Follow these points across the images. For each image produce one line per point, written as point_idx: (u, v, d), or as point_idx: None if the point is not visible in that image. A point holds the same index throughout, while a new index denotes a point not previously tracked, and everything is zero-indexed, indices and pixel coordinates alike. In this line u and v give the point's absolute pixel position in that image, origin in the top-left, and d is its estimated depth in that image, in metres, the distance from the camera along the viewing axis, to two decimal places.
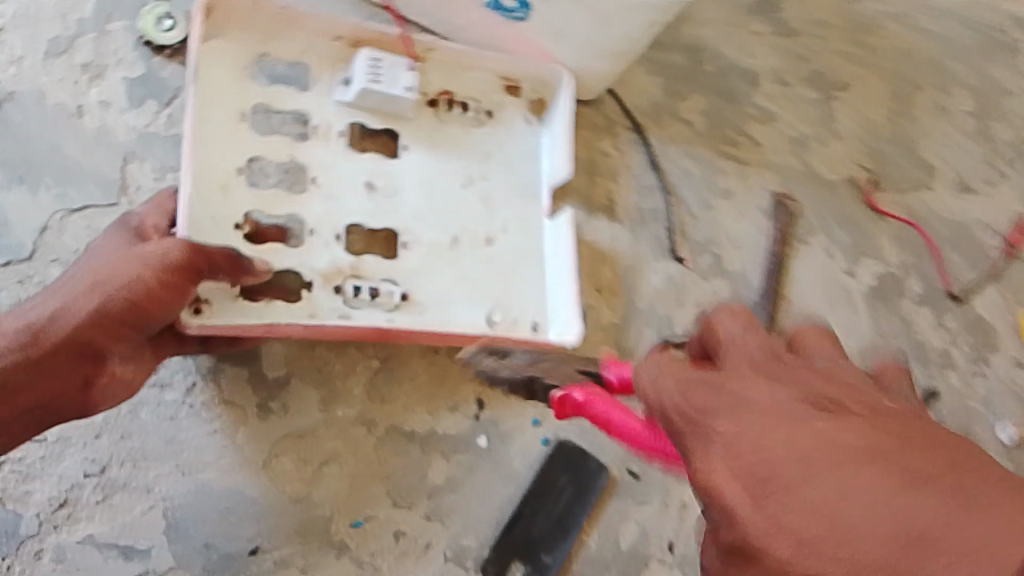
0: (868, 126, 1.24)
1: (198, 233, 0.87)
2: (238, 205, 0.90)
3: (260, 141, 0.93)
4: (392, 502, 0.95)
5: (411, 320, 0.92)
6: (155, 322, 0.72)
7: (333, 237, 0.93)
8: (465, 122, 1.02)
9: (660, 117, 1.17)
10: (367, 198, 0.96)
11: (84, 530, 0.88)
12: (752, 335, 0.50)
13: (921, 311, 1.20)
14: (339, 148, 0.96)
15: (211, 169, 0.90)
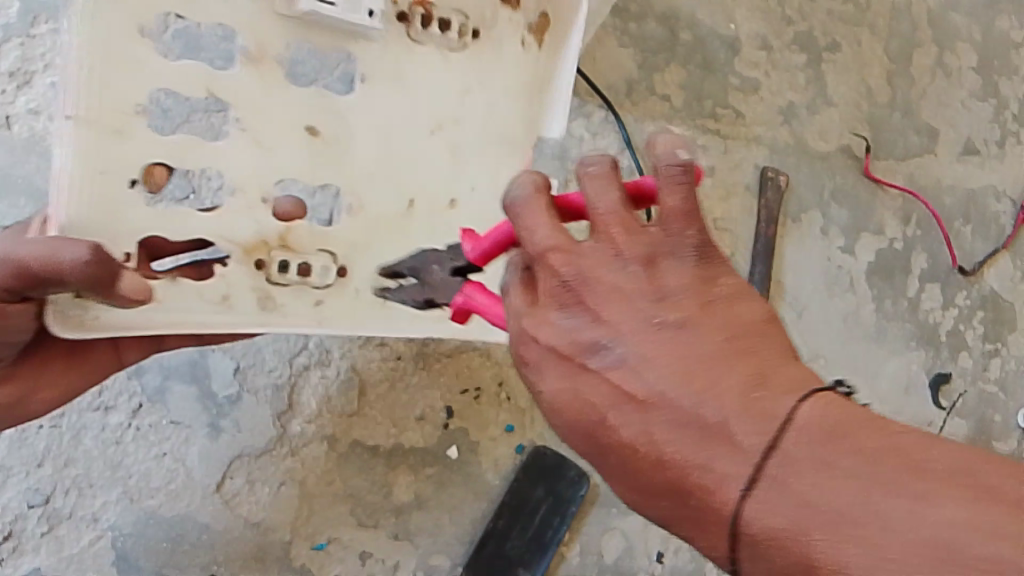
0: (863, 90, 1.15)
1: (87, 195, 0.61)
2: (135, 153, 0.63)
3: (166, 64, 0.64)
4: (356, 522, 0.89)
5: (342, 308, 0.75)
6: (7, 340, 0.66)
7: (259, 199, 0.71)
8: (443, 46, 0.77)
9: (633, 94, 1.08)
10: (305, 148, 0.73)
11: (29, 562, 0.83)
12: (607, 218, 0.48)
13: (925, 289, 1.12)
14: (276, 77, 0.70)
15: (100, 102, 0.61)
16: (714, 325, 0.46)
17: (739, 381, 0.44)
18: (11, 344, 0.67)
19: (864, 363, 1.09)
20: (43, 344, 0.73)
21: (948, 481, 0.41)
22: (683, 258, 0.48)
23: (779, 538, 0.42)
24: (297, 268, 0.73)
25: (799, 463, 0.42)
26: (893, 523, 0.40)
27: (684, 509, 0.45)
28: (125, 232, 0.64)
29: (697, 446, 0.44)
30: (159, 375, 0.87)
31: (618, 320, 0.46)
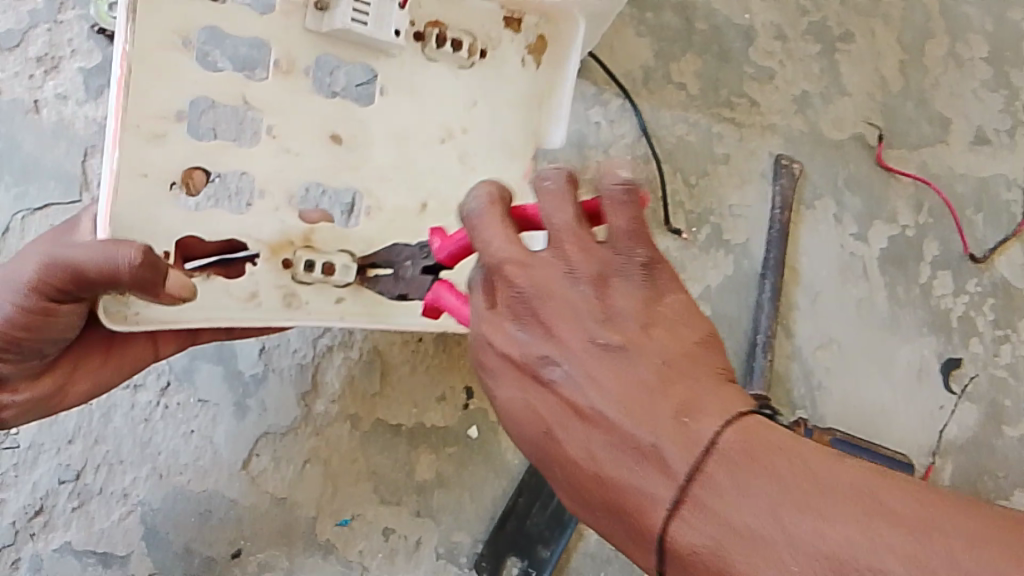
0: (877, 80, 1.16)
1: (122, 195, 0.72)
2: (169, 158, 0.74)
3: (209, 78, 0.75)
4: (380, 500, 0.91)
5: (360, 308, 0.84)
6: (56, 337, 0.73)
7: (286, 201, 0.81)
8: (456, 61, 0.86)
9: (650, 83, 1.09)
10: (327, 151, 0.82)
11: (60, 538, 0.85)
12: (562, 235, 0.52)
13: (938, 276, 1.13)
14: (303, 90, 0.80)
15: (141, 111, 0.72)
16: (655, 350, 0.50)
17: (675, 405, 0.48)
18: (59, 340, 0.74)
19: (875, 348, 1.10)
20: (82, 338, 0.78)
21: (850, 503, 0.44)
22: (631, 278, 0.51)
23: (700, 553, 0.46)
24: (320, 266, 0.81)
25: (720, 486, 0.46)
26: (796, 543, 0.44)
27: (621, 521, 0.49)
28: (161, 232, 0.74)
29: (634, 466, 0.48)
30: (187, 355, 0.89)
31: (567, 342, 0.50)
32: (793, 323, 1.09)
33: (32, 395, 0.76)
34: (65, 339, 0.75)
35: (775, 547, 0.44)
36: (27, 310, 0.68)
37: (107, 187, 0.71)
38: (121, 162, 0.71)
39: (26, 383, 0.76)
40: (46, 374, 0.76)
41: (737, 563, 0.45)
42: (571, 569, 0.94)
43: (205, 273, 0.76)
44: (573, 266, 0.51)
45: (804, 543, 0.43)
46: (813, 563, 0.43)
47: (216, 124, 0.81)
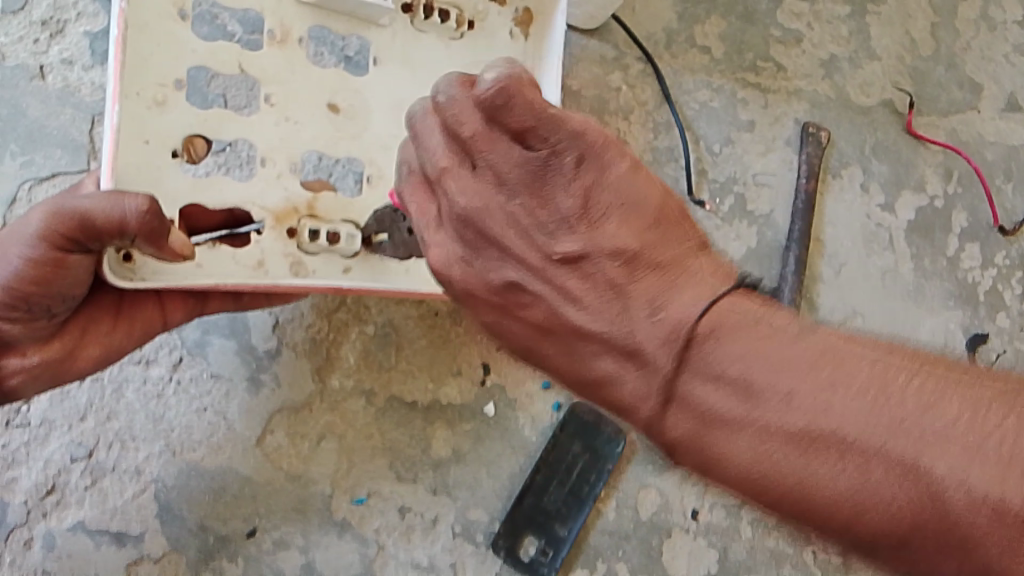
0: (907, 43, 1.12)
1: (124, 160, 0.73)
2: (176, 124, 0.76)
3: (203, 45, 0.77)
4: (395, 477, 0.89)
5: (370, 276, 0.83)
6: (64, 294, 0.70)
7: (288, 169, 0.81)
8: (445, 33, 0.87)
9: (673, 46, 1.05)
10: (328, 120, 0.83)
11: (73, 516, 0.84)
12: (511, 151, 0.44)
13: (966, 247, 1.10)
14: (301, 58, 0.82)
15: (141, 79, 0.74)
16: (616, 266, 0.45)
17: (647, 299, 0.45)
18: (67, 299, 0.72)
19: (901, 321, 1.07)
20: (90, 300, 0.77)
21: (826, 376, 0.41)
22: (584, 192, 0.44)
23: (682, 423, 0.45)
24: (325, 234, 0.80)
25: (696, 359, 0.44)
26: (772, 409, 0.42)
27: (600, 394, 0.48)
28: (166, 197, 0.75)
29: (590, 342, 0.46)
30: (198, 329, 0.87)
31: (517, 250, 0.46)
32: (817, 295, 1.06)
33: (42, 358, 0.74)
34: (74, 299, 0.73)
35: (752, 414, 0.43)
36: (33, 263, 0.66)
37: (108, 148, 0.72)
38: (122, 126, 0.72)
39: (36, 346, 0.74)
40: (55, 338, 0.75)
41: (715, 431, 0.44)
42: (590, 547, 0.92)
43: (212, 239, 0.76)
44: (523, 179, 0.45)
45: (780, 411, 0.42)
46: (791, 432, 0.42)
47: (227, 89, 0.78)
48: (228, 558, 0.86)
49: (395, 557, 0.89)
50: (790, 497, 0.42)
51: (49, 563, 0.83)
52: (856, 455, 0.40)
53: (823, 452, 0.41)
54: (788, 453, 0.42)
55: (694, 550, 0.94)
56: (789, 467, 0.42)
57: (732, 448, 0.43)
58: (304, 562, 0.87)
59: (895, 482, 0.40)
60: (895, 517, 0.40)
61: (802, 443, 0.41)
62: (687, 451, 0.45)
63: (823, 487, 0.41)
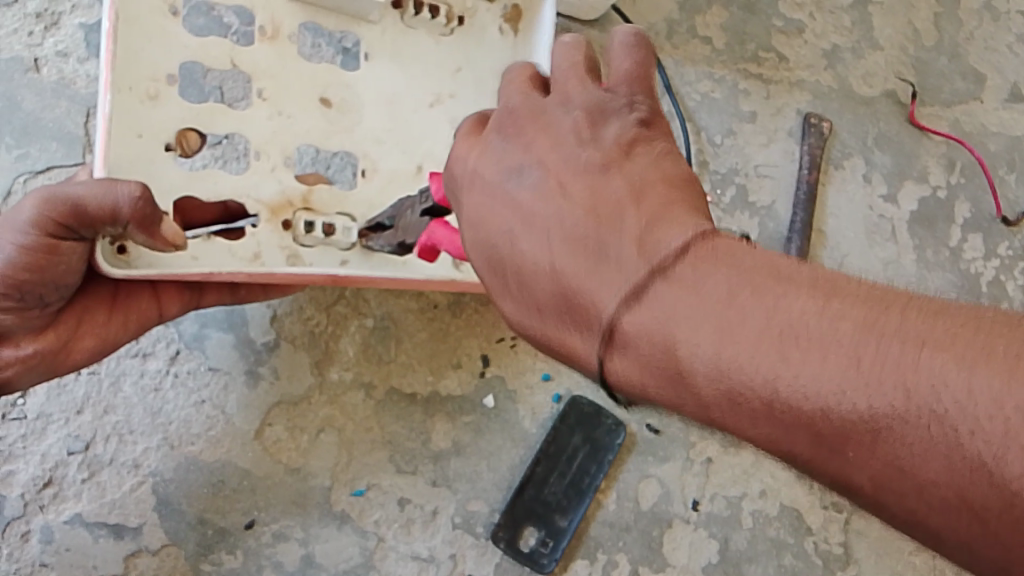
0: (910, 33, 1.11)
1: (116, 155, 0.73)
2: (169, 118, 0.76)
3: (194, 39, 0.77)
4: (395, 469, 0.89)
5: (368, 266, 0.81)
6: (58, 281, 0.69)
7: (282, 161, 0.81)
8: (434, 30, 0.86)
9: (673, 36, 1.05)
10: (320, 115, 0.82)
11: (71, 509, 0.84)
12: (564, 77, 0.49)
13: (968, 238, 1.09)
14: (292, 53, 0.81)
15: (133, 73, 0.74)
16: (635, 170, 0.44)
17: (646, 214, 0.42)
18: (61, 288, 0.71)
19: None
20: (84, 292, 0.76)
21: (811, 287, 0.37)
22: (624, 116, 0.47)
23: (641, 336, 0.39)
24: (321, 226, 0.80)
25: (672, 269, 0.40)
26: (749, 316, 0.37)
27: (567, 317, 0.43)
28: (160, 190, 0.75)
29: (569, 254, 0.42)
30: (197, 323, 0.87)
31: (530, 144, 0.46)
32: None
33: (37, 349, 0.73)
34: (68, 289, 0.72)
35: (722, 327, 0.38)
36: (28, 250, 0.65)
37: (101, 141, 0.71)
38: (114, 118, 0.72)
39: (30, 337, 0.73)
40: (50, 328, 0.74)
41: (676, 338, 0.38)
42: (589, 539, 0.92)
43: (207, 232, 0.76)
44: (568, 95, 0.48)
45: (756, 318, 0.37)
46: (764, 337, 0.37)
47: (223, 81, 0.82)
48: (227, 550, 0.86)
49: (395, 549, 0.88)
50: (761, 418, 0.37)
51: (48, 556, 0.83)
52: (839, 365, 0.35)
53: (795, 358, 0.36)
54: (757, 362, 0.36)
55: (696, 542, 0.93)
56: (761, 376, 0.36)
57: (716, 370, 0.37)
58: (304, 554, 0.87)
59: (879, 391, 0.34)
60: (870, 433, 0.34)
61: (776, 350, 0.36)
62: (643, 371, 0.40)
63: (796, 400, 0.35)
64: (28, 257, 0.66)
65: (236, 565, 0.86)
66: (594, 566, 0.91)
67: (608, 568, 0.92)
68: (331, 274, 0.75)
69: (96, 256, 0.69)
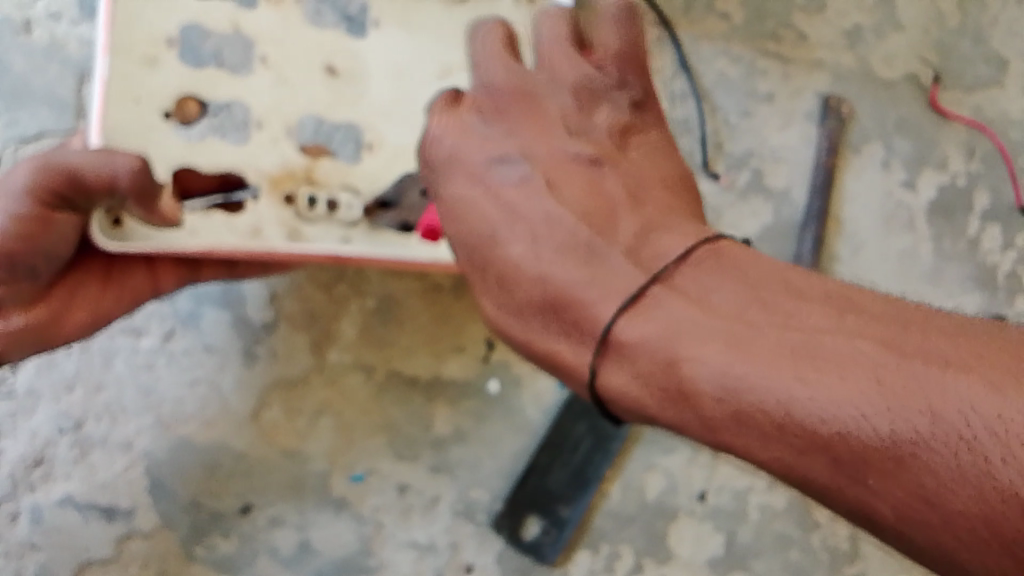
0: (933, 14, 1.06)
1: (114, 120, 0.72)
2: (167, 84, 0.74)
3: (196, 1, 0.75)
4: (394, 455, 0.87)
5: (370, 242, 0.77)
6: (51, 253, 0.65)
7: (284, 132, 0.78)
8: None
9: (692, 11, 1.01)
10: (326, 85, 0.79)
11: (60, 489, 0.81)
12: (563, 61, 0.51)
13: (987, 228, 1.05)
14: (297, 19, 0.79)
15: (131, 35, 0.73)
16: (627, 167, 0.47)
17: (642, 221, 0.44)
18: (53, 259, 0.67)
19: (919, 303, 1.04)
20: (78, 263, 0.72)
21: (825, 303, 0.37)
22: (617, 101, 0.51)
23: (644, 345, 0.39)
24: (324, 202, 0.77)
25: (679, 289, 0.40)
26: (761, 332, 0.37)
27: (555, 322, 0.43)
28: (157, 159, 0.73)
29: (564, 261, 0.42)
30: (192, 300, 0.84)
31: (520, 133, 0.47)
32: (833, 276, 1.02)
33: (27, 321, 0.69)
34: (59, 259, 0.67)
35: (731, 340, 0.37)
36: (21, 220, 0.61)
37: (97, 105, 0.71)
38: (112, 82, 0.72)
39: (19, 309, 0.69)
40: (42, 301, 0.70)
41: (683, 353, 0.38)
42: (593, 529, 0.89)
43: (205, 204, 0.73)
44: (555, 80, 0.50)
45: (766, 334, 0.37)
46: (784, 357, 0.36)
47: (222, 48, 0.77)
48: (221, 535, 0.83)
49: (393, 536, 0.86)
50: (773, 439, 0.36)
51: (35, 537, 0.81)
52: (848, 377, 0.34)
53: (809, 375, 0.35)
54: (768, 377, 0.36)
55: (700, 534, 0.91)
56: (773, 395, 0.35)
57: (703, 379, 0.37)
58: (299, 540, 0.85)
59: (858, 386, 0.34)
60: (889, 455, 0.33)
61: (790, 370, 0.35)
62: (644, 384, 0.39)
63: (812, 418, 0.34)
64: (15, 227, 0.61)
65: (230, 550, 0.83)
66: (596, 557, 0.89)
67: (610, 558, 0.90)
68: (335, 253, 0.72)
69: (85, 226, 0.66)
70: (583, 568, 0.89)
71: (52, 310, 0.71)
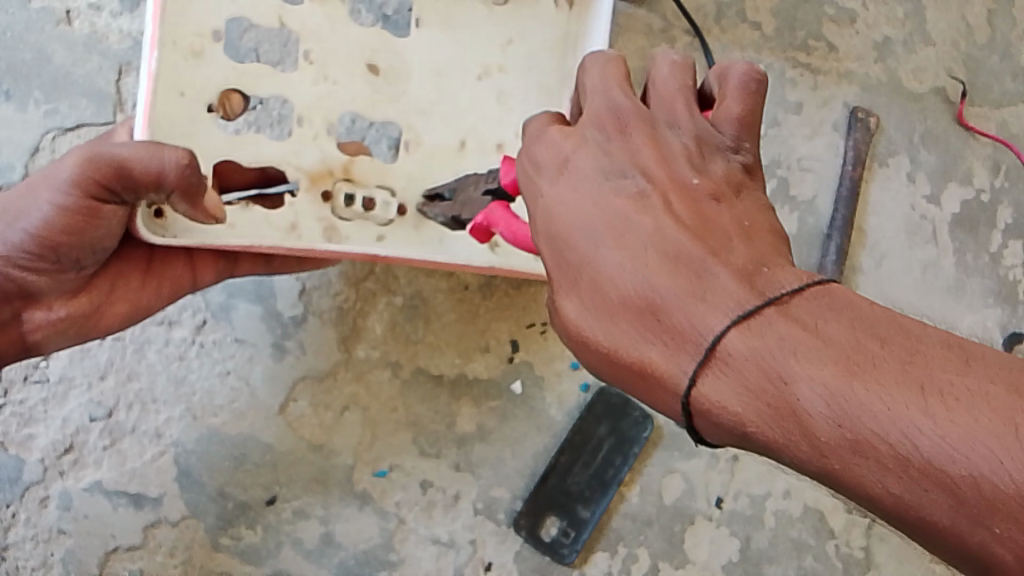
0: (962, 28, 1.07)
1: (159, 113, 0.72)
2: (211, 78, 0.75)
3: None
4: (418, 451, 0.88)
5: (406, 240, 0.78)
6: (95, 245, 0.67)
7: (324, 130, 0.79)
8: None
9: (722, 20, 1.02)
10: (367, 82, 0.80)
11: (91, 476, 0.83)
12: (674, 94, 0.51)
13: (1009, 244, 1.06)
14: (341, 15, 0.80)
15: (179, 28, 0.73)
16: (741, 210, 0.46)
17: (754, 251, 0.43)
18: (99, 252, 0.68)
19: (940, 316, 1.04)
20: (119, 255, 0.73)
21: (947, 347, 0.37)
22: (728, 156, 0.49)
23: (751, 364, 0.39)
24: (360, 200, 0.77)
25: (792, 308, 0.40)
26: (882, 359, 0.37)
27: (649, 331, 0.43)
28: (200, 153, 0.73)
29: (671, 275, 0.43)
30: (224, 293, 0.85)
31: (637, 152, 0.48)
32: (855, 287, 1.03)
33: (68, 312, 0.71)
34: (105, 252, 0.69)
35: (852, 363, 0.37)
36: (65, 211, 0.63)
37: (145, 99, 0.70)
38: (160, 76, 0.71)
39: (62, 299, 0.71)
40: (83, 291, 0.72)
41: (795, 373, 0.37)
42: (611, 531, 0.90)
43: (245, 200, 0.74)
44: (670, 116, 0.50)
45: (890, 362, 0.36)
46: (904, 388, 0.36)
47: (259, 43, 0.82)
48: (246, 526, 0.84)
49: (415, 532, 0.87)
50: (887, 472, 0.36)
51: (65, 522, 0.82)
52: (983, 418, 0.34)
53: (937, 410, 0.35)
54: (889, 407, 0.35)
55: (717, 539, 0.92)
56: (893, 429, 0.35)
57: (815, 405, 0.37)
58: (323, 533, 0.86)
59: (983, 427, 0.34)
60: (1019, 500, 0.33)
61: (914, 401, 0.35)
62: (750, 400, 0.39)
63: (930, 454, 0.35)
64: (59, 217, 0.63)
65: (255, 541, 0.85)
66: (614, 558, 0.90)
67: (628, 561, 0.91)
68: (371, 252, 0.72)
69: (133, 222, 0.67)
70: (600, 569, 0.90)
71: (94, 301, 0.72)
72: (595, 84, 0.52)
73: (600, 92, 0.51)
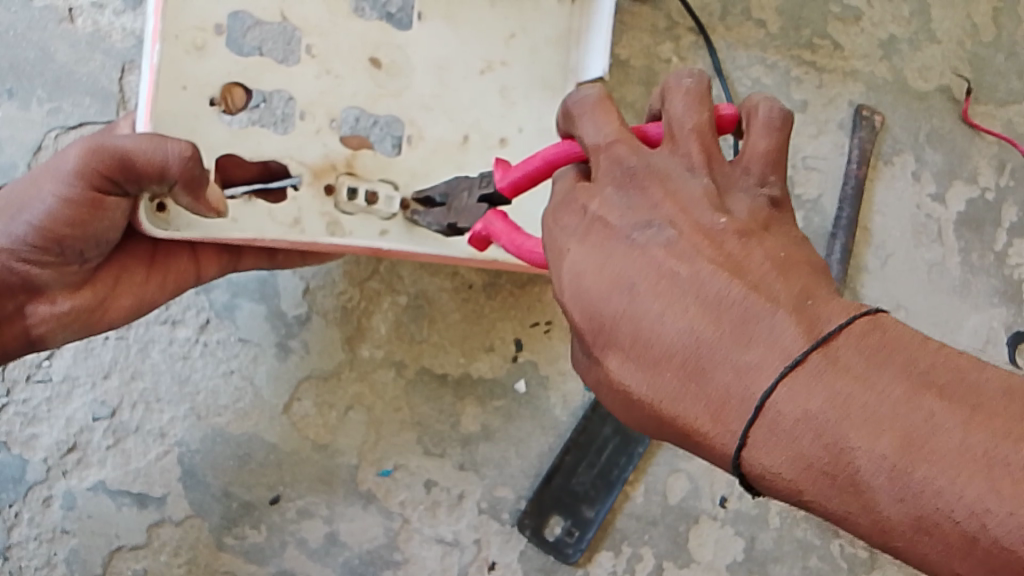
0: (968, 27, 1.06)
1: (162, 107, 0.72)
2: (213, 72, 0.74)
3: None
4: (423, 451, 0.88)
5: (409, 237, 0.77)
6: (98, 237, 0.67)
7: (328, 123, 0.79)
8: None
9: (727, 18, 1.02)
10: (369, 76, 0.80)
11: (94, 476, 0.82)
12: (689, 135, 0.49)
13: (1015, 243, 1.05)
14: (344, 11, 0.80)
15: (181, 21, 0.73)
16: (773, 243, 0.46)
17: (797, 288, 0.43)
18: (102, 245, 0.68)
19: (945, 316, 1.04)
20: (123, 251, 0.73)
21: (1005, 405, 0.39)
22: (751, 192, 0.49)
23: (802, 427, 0.40)
24: (363, 194, 0.77)
25: (843, 364, 0.41)
26: (940, 426, 0.38)
27: (694, 388, 0.43)
28: (202, 147, 0.73)
29: (712, 324, 0.43)
30: (228, 292, 0.85)
31: (657, 204, 0.47)
32: (860, 286, 1.03)
33: (73, 306, 0.71)
34: (108, 245, 0.69)
35: (910, 429, 0.38)
36: (70, 203, 0.63)
37: (147, 92, 0.71)
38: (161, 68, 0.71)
39: (67, 292, 0.71)
40: (88, 285, 0.72)
41: (854, 444, 0.39)
42: (615, 531, 0.90)
43: (247, 193, 0.73)
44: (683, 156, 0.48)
45: (949, 431, 0.38)
46: (965, 462, 0.37)
47: (264, 42, 0.79)
48: (250, 525, 0.84)
49: (419, 532, 0.87)
50: (953, 548, 0.38)
51: (68, 523, 0.82)
52: None
53: (1005, 487, 0.37)
54: (950, 483, 0.37)
55: (721, 539, 0.92)
56: (956, 504, 0.37)
57: (875, 475, 0.38)
58: (327, 533, 0.86)
59: None
60: None
61: (978, 479, 0.37)
62: (806, 466, 0.40)
63: (998, 535, 0.36)
64: (64, 208, 0.63)
65: (259, 540, 0.84)
66: (618, 558, 0.90)
67: (632, 561, 0.90)
68: (373, 245, 0.71)
69: (135, 215, 0.67)
70: (604, 569, 0.90)
71: (97, 296, 0.72)
72: (599, 138, 0.50)
73: (605, 147, 0.50)
